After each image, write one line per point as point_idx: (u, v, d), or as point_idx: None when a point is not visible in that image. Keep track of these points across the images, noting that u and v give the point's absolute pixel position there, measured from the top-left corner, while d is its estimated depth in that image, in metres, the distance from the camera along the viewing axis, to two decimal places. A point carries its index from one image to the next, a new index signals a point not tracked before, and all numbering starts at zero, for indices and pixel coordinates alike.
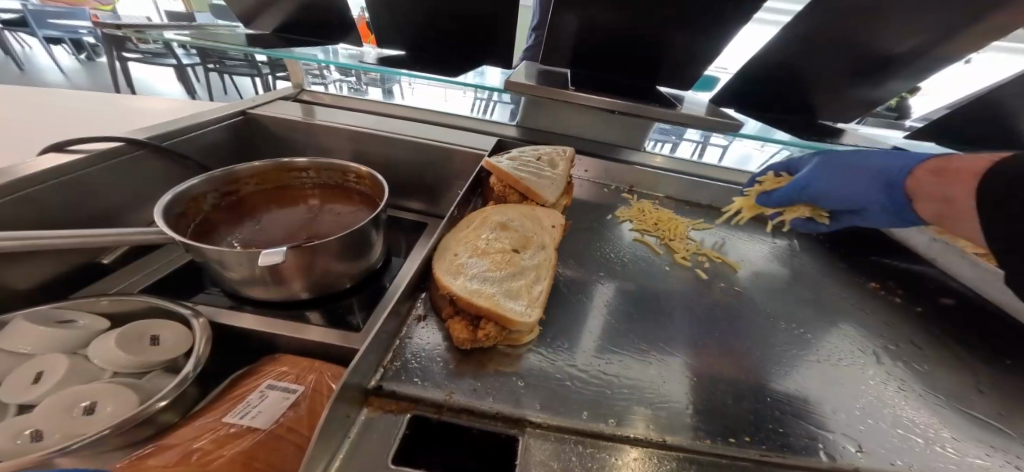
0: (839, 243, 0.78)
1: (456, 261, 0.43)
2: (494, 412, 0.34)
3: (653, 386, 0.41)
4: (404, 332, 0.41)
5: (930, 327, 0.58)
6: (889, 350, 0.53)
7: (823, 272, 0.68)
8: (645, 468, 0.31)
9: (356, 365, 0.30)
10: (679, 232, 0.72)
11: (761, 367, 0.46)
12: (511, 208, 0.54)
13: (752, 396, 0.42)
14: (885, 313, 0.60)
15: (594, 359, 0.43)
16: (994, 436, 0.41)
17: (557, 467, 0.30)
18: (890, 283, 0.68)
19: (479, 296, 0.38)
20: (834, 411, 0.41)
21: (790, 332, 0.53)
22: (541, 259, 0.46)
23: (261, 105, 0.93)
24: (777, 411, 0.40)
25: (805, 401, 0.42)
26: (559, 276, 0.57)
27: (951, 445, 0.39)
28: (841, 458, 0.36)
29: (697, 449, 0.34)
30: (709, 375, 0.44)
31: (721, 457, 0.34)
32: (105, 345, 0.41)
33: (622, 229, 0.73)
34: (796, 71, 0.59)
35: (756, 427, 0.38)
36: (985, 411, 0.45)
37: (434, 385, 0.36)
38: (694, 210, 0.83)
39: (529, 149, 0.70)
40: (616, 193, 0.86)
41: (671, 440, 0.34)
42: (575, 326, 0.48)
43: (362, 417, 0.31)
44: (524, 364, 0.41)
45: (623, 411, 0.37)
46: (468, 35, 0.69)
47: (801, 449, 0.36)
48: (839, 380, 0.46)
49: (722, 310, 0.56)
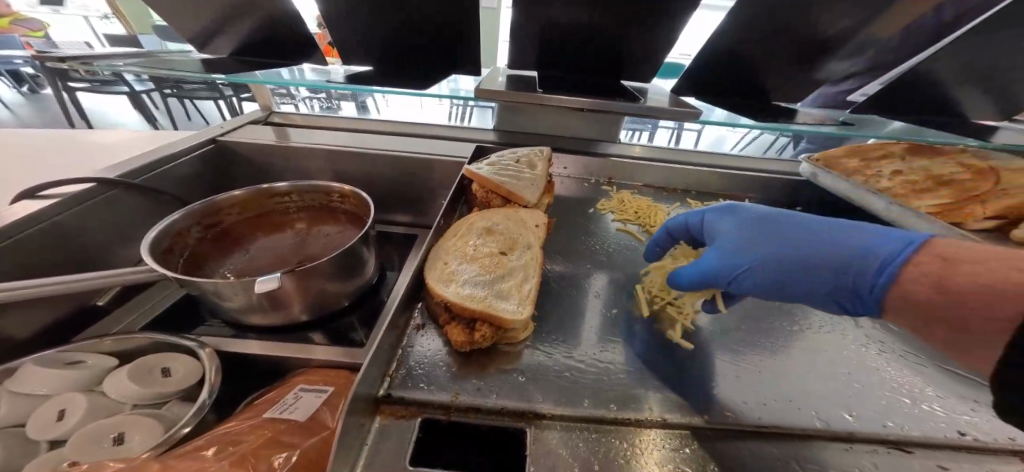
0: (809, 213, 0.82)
1: (447, 269, 0.44)
2: (501, 408, 0.36)
3: (651, 370, 0.43)
4: (405, 342, 0.42)
5: None
6: (868, 314, 0.57)
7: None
8: (655, 450, 0.33)
9: (362, 375, 0.32)
10: (658, 217, 0.75)
11: (754, 344, 0.49)
12: (495, 212, 0.56)
13: (747, 372, 0.44)
14: None
15: (592, 348, 0.45)
16: (973, 389, 0.45)
17: (568, 456, 0.32)
18: None
19: (473, 300, 0.39)
20: (825, 379, 0.45)
21: (775, 305, 0.57)
22: (529, 258, 0.48)
23: (232, 131, 0.92)
24: (771, 383, 0.43)
25: (798, 374, 0.45)
26: (550, 273, 0.59)
27: (934, 402, 0.43)
28: (836, 424, 0.39)
29: (699, 426, 0.37)
30: (705, 356, 0.46)
31: (725, 432, 0.36)
32: (117, 380, 0.42)
33: (604, 220, 0.76)
34: (748, 56, 0.63)
35: (753, 400, 0.40)
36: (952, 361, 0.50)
37: (440, 389, 0.37)
38: (673, 195, 0.87)
39: (507, 152, 0.72)
40: (596, 187, 0.89)
41: (672, 419, 0.37)
42: (573, 321, 0.50)
43: (376, 425, 0.33)
44: (525, 360, 0.43)
45: (626, 397, 0.39)
46: (433, 44, 0.70)
47: (797, 418, 0.39)
48: (825, 348, 0.50)
49: None
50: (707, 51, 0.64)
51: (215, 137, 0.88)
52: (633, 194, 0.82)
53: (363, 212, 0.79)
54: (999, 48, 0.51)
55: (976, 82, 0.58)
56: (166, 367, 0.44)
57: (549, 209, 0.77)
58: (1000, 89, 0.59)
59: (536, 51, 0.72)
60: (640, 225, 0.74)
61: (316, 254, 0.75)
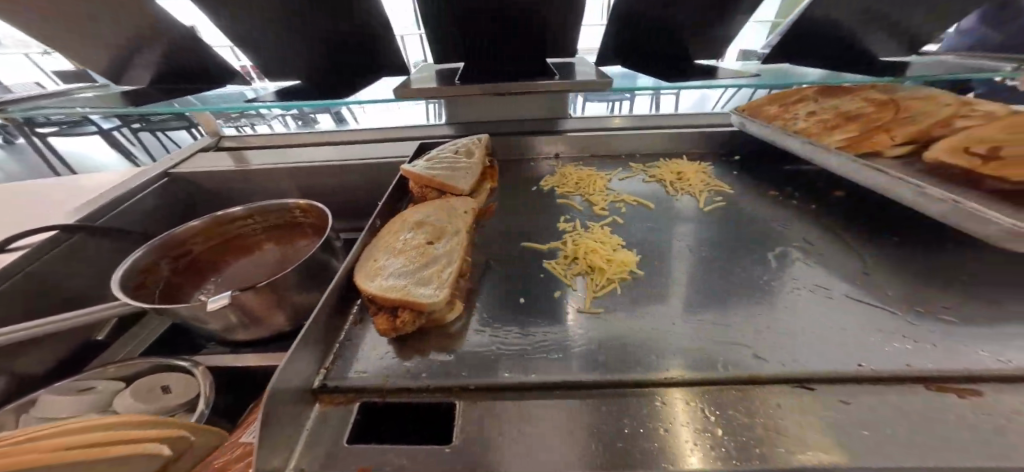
0: (752, 161, 0.84)
1: (376, 265, 0.48)
2: (430, 386, 0.39)
3: (572, 339, 0.45)
4: (344, 336, 0.45)
5: (827, 219, 0.66)
6: (801, 253, 0.58)
7: (730, 190, 0.75)
8: (560, 412, 0.35)
9: (297, 373, 0.35)
10: (598, 186, 0.77)
11: (679, 301, 0.50)
12: (427, 206, 0.59)
13: (666, 328, 0.46)
14: (791, 217, 0.67)
15: (519, 325, 0.48)
16: (894, 307, 0.46)
17: (473, 431, 0.34)
18: (795, 188, 0.75)
19: (395, 290, 0.43)
20: (744, 323, 0.45)
21: (708, 259, 0.58)
22: (454, 244, 0.51)
23: (184, 161, 0.93)
24: (688, 334, 0.44)
25: (719, 326, 0.45)
26: (489, 254, 0.62)
27: (855, 327, 0.43)
28: (747, 363, 0.39)
29: (607, 383, 0.38)
30: (628, 319, 0.48)
31: (632, 386, 0.38)
32: (125, 402, 0.47)
33: (549, 196, 0.78)
34: (653, 12, 0.64)
35: (665, 355, 0.41)
36: (876, 281, 0.51)
37: (374, 375, 0.41)
38: (621, 163, 0.88)
39: (446, 146, 0.74)
40: (545, 165, 0.91)
41: (583, 380, 0.39)
42: (507, 298, 0.53)
43: (315, 413, 0.37)
44: (456, 340, 0.45)
45: (542, 366, 0.41)
46: (352, 48, 0.70)
47: (706, 364, 0.40)
48: (751, 294, 0.50)
49: (645, 254, 0.61)
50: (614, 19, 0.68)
51: (167, 170, 0.90)
52: (577, 167, 0.84)
53: (321, 222, 0.82)
54: None
55: (872, 13, 0.59)
56: (166, 386, 0.50)
57: (495, 193, 0.78)
58: (901, 16, 0.60)
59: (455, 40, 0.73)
60: (582, 195, 0.76)
61: (282, 267, 0.79)
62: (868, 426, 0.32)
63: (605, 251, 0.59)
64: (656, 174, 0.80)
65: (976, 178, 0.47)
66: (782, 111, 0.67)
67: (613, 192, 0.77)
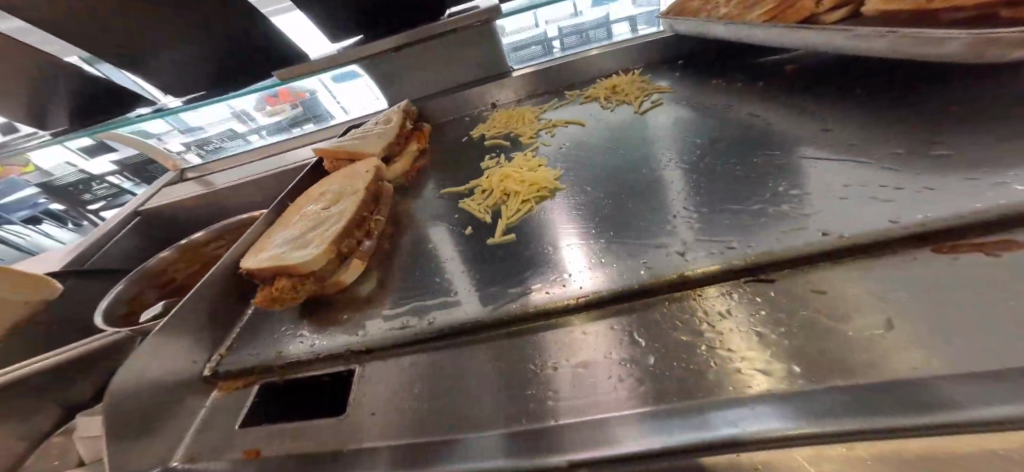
0: (707, 53, 0.72)
1: (269, 240, 0.49)
2: (324, 357, 0.38)
3: (472, 284, 0.41)
4: (252, 322, 0.45)
5: (788, 87, 0.53)
6: (754, 128, 0.47)
7: (672, 90, 0.65)
8: (439, 365, 0.33)
9: (155, 363, 0.35)
10: (527, 119, 0.70)
11: (597, 217, 0.43)
12: (332, 177, 0.57)
13: (574, 251, 0.40)
14: (743, 98, 0.56)
15: (422, 279, 0.44)
16: (863, 151, 0.35)
17: (354, 400, 0.32)
18: (755, 68, 0.62)
19: (273, 262, 0.42)
20: (665, 224, 0.38)
21: (640, 165, 0.50)
22: (345, 206, 0.49)
23: (151, 199, 0.99)
24: (596, 252, 0.38)
25: (643, 234, 0.37)
26: (404, 211, 0.58)
27: (802, 189, 0.34)
28: (653, 267, 0.33)
29: (492, 324, 0.34)
30: (536, 250, 0.42)
31: (518, 323, 0.34)
32: None
33: (476, 143, 0.72)
34: None
35: (563, 280, 0.36)
36: (841, 134, 0.40)
37: (269, 352, 0.40)
38: (561, 94, 0.80)
39: (370, 120, 0.72)
40: (481, 117, 0.84)
41: (470, 325, 0.35)
42: (415, 251, 0.49)
43: (211, 400, 0.37)
44: (358, 306, 0.43)
45: (434, 318, 0.38)
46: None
47: (606, 280, 0.34)
48: (683, 189, 0.42)
49: (571, 175, 0.53)
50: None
51: (137, 209, 0.95)
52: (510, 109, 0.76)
53: None
54: None
55: None
56: None
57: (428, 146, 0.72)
58: None
59: None
60: (510, 134, 0.70)
61: None
62: (805, 310, 0.24)
63: (521, 177, 0.53)
64: (590, 92, 0.72)
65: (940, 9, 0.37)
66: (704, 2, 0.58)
67: (544, 121, 0.69)
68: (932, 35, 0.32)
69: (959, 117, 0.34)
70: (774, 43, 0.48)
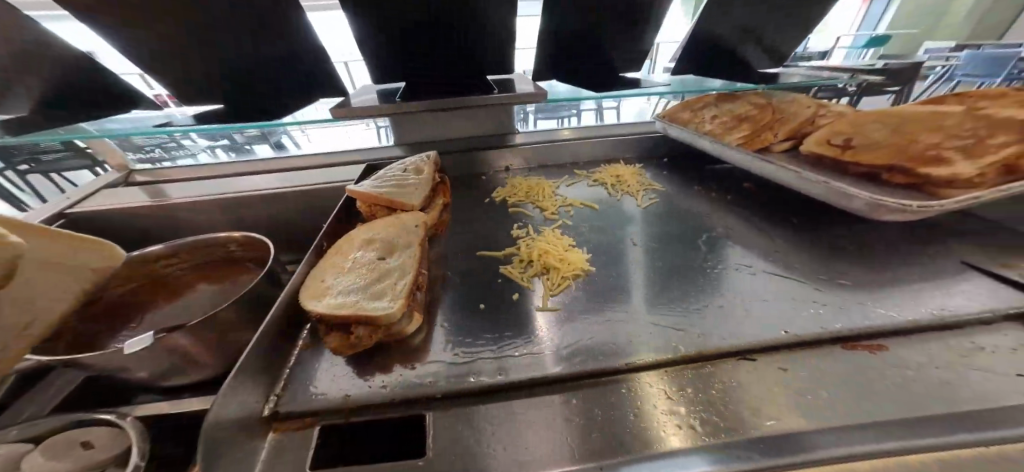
0: (679, 163, 0.95)
1: (322, 285, 0.46)
2: (395, 401, 0.38)
3: (523, 342, 0.45)
4: (296, 361, 0.42)
5: (742, 206, 0.76)
6: (719, 239, 0.66)
7: (661, 188, 0.83)
8: (500, 418, 0.35)
9: (232, 398, 0.32)
10: (547, 192, 0.81)
11: (606, 295, 0.53)
12: (376, 224, 0.57)
13: (587, 322, 0.48)
14: (714, 208, 0.76)
15: (473, 337, 0.47)
16: (797, 281, 0.54)
17: (434, 446, 0.33)
18: (715, 182, 0.85)
19: (344, 307, 0.42)
20: (655, 310, 0.50)
21: (634, 254, 0.63)
22: (406, 257, 0.50)
23: (85, 200, 0.81)
24: (606, 326, 0.47)
25: (674, 312, 0.49)
26: (444, 267, 0.61)
27: (745, 299, 0.50)
28: (654, 346, 0.43)
29: (541, 383, 0.39)
30: (559, 317, 0.50)
31: (559, 383, 0.39)
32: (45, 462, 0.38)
33: (500, 207, 0.79)
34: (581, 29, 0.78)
35: (587, 349, 0.43)
36: (785, 257, 0.60)
37: (335, 394, 0.39)
38: (573, 172, 0.93)
39: (392, 164, 0.74)
40: (495, 179, 0.93)
41: (520, 381, 0.39)
42: (466, 306, 0.53)
43: (269, 442, 0.35)
44: (421, 353, 0.44)
45: (491, 371, 0.41)
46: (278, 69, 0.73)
47: (618, 353, 0.42)
48: (667, 281, 0.56)
49: (583, 251, 0.64)
50: (544, 37, 0.80)
51: (65, 210, 0.78)
52: (526, 179, 0.87)
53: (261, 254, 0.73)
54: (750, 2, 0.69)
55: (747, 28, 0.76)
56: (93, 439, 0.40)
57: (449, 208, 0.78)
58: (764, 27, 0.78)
59: (394, 56, 0.76)
60: (533, 203, 0.79)
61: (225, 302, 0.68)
62: (739, 391, 0.36)
63: (560, 252, 0.61)
64: (599, 177, 0.87)
65: (842, 167, 0.60)
66: (691, 116, 0.79)
67: (561, 198, 0.81)
68: (845, 191, 0.52)
69: (832, 259, 0.58)
70: (746, 165, 0.67)
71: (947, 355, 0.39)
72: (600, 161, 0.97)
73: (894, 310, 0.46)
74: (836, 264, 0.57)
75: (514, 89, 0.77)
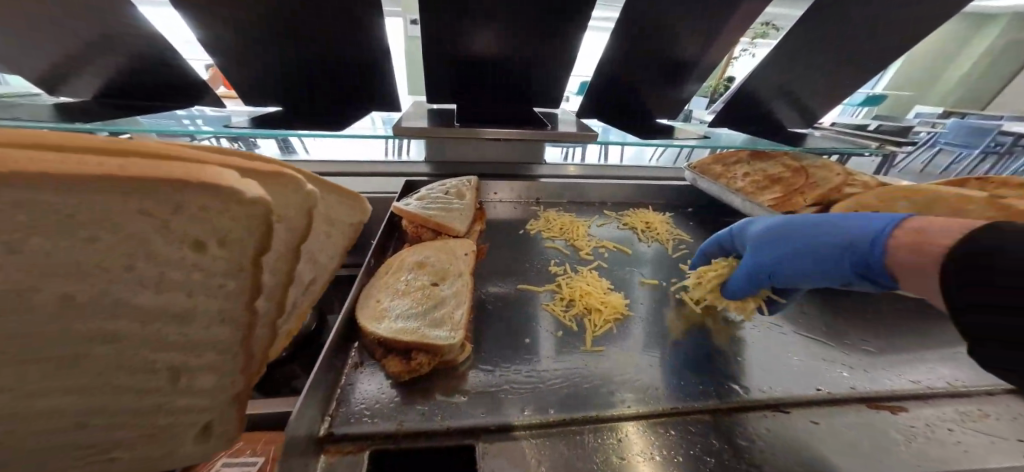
0: (702, 212, 0.99)
1: (379, 307, 0.46)
2: (447, 428, 0.38)
3: (539, 377, 0.46)
4: (348, 380, 0.41)
5: None
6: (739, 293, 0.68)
7: (689, 239, 0.86)
8: (510, 455, 0.36)
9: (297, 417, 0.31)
10: (580, 231, 0.82)
11: (610, 336, 0.55)
12: (426, 247, 0.58)
13: (589, 363, 0.49)
14: None
15: (511, 368, 0.47)
16: (827, 350, 0.55)
17: None
18: None
19: (406, 333, 0.42)
20: (651, 358, 0.51)
21: (642, 298, 0.65)
22: (460, 286, 0.51)
23: None
24: (608, 370, 0.48)
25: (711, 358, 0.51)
26: (487, 296, 0.61)
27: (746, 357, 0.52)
28: (648, 396, 0.45)
29: (544, 425, 0.39)
30: (565, 354, 0.51)
31: (562, 424, 0.40)
32: None
33: (535, 239, 0.80)
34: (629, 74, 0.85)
35: (588, 393, 0.44)
36: (822, 323, 0.61)
37: (385, 419, 0.38)
38: (603, 212, 0.96)
39: (437, 184, 0.73)
40: (526, 209, 0.95)
41: (525, 420, 0.40)
42: (509, 337, 0.52)
43: (321, 464, 0.33)
44: (468, 382, 0.44)
45: (506, 406, 0.41)
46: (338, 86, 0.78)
47: (614, 402, 0.43)
48: (668, 330, 0.58)
49: (602, 287, 0.65)
50: (597, 74, 0.86)
51: None
52: (558, 214, 0.89)
53: None
54: (789, 68, 0.78)
55: (781, 90, 0.84)
56: None
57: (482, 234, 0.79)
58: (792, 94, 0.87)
59: (452, 78, 0.79)
60: (566, 239, 0.81)
61: None
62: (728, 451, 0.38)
63: (593, 290, 0.62)
64: (628, 222, 0.89)
65: None
66: (724, 170, 0.83)
67: (594, 238, 0.82)
68: None
69: (862, 327, 0.60)
70: None
71: (958, 419, 0.45)
72: (627, 203, 1.01)
73: (913, 377, 0.51)
74: (859, 327, 0.61)
75: (562, 126, 0.79)
